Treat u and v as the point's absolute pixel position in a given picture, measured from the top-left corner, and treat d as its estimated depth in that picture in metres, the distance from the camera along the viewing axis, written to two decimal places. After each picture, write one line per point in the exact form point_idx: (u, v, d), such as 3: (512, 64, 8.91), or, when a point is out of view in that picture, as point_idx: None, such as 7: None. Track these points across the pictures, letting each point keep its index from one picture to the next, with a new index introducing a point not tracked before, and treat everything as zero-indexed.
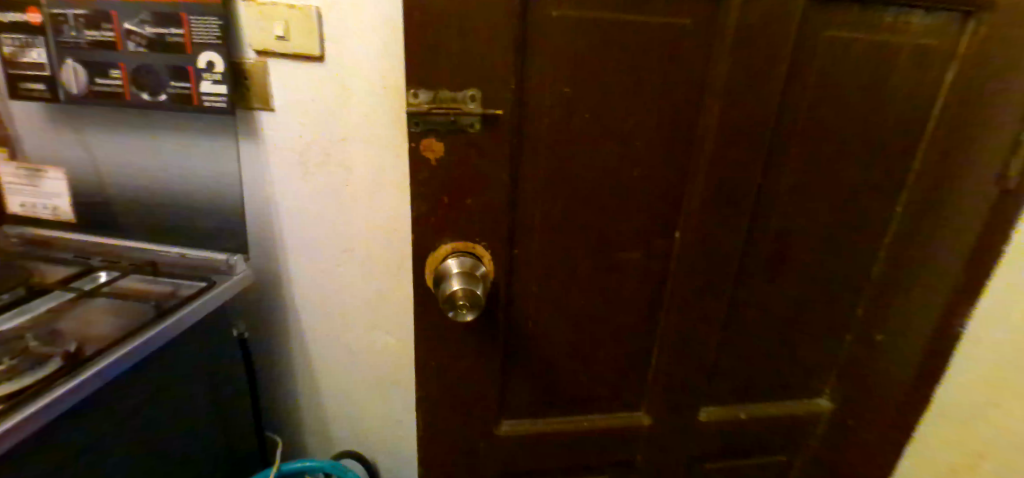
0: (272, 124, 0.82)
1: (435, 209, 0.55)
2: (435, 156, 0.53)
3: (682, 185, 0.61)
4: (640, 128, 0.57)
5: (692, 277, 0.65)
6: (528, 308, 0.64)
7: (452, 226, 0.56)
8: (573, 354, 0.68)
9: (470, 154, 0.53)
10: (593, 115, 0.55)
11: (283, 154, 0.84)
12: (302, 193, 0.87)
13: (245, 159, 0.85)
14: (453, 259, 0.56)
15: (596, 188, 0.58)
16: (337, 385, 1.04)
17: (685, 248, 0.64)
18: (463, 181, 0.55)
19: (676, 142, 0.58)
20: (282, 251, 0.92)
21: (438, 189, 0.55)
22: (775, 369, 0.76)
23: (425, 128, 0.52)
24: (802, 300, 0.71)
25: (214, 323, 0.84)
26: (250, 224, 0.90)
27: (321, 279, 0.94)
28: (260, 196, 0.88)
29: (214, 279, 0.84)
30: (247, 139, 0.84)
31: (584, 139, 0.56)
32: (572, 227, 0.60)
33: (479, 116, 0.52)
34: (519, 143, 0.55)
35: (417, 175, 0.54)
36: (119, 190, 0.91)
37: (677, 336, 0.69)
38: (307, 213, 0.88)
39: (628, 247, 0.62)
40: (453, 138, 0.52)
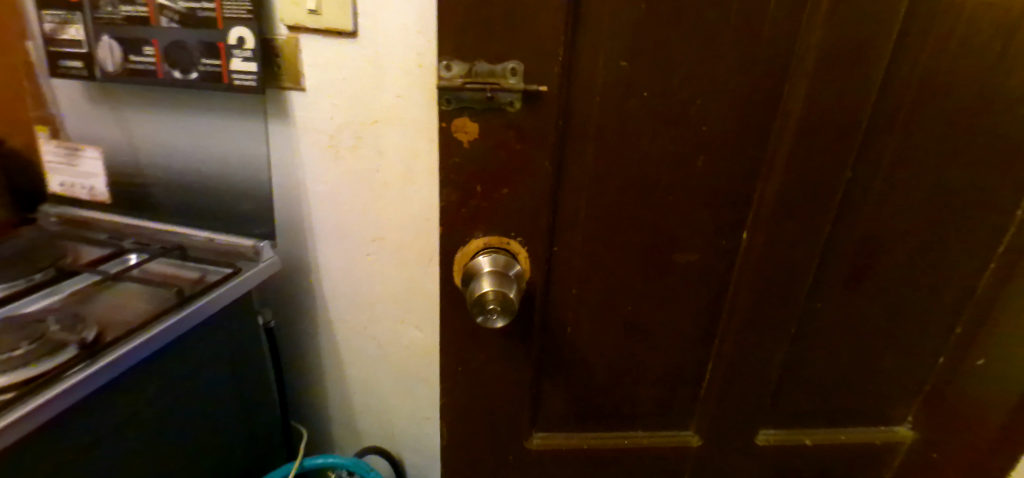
0: (303, 104, 0.78)
1: (466, 198, 0.49)
2: (469, 138, 0.47)
3: (754, 178, 0.52)
4: (709, 111, 0.49)
5: (758, 283, 0.57)
6: (568, 314, 0.57)
7: (486, 218, 0.50)
8: (616, 365, 0.61)
9: (510, 137, 0.47)
10: (653, 95, 0.48)
11: (313, 136, 0.80)
12: (333, 179, 0.83)
13: (276, 141, 0.81)
14: (484, 256, 0.50)
15: (653, 180, 0.51)
16: (365, 377, 1.00)
17: (752, 251, 0.55)
18: (499, 168, 0.48)
19: (749, 128, 0.50)
20: (312, 238, 0.88)
21: (471, 177, 0.48)
22: (849, 391, 0.66)
23: (457, 107, 0.45)
24: (886, 315, 0.61)
25: (238, 311, 0.81)
26: (280, 210, 0.87)
27: (350, 269, 0.90)
28: (291, 181, 0.84)
29: (240, 266, 0.81)
30: (278, 120, 0.80)
31: (642, 122, 0.48)
32: (622, 224, 0.53)
33: (520, 93, 0.45)
34: (566, 125, 0.48)
35: (449, 160, 0.48)
36: (152, 171, 0.90)
37: (736, 349, 0.61)
38: (337, 200, 0.84)
39: (686, 249, 0.55)
40: (491, 119, 0.46)
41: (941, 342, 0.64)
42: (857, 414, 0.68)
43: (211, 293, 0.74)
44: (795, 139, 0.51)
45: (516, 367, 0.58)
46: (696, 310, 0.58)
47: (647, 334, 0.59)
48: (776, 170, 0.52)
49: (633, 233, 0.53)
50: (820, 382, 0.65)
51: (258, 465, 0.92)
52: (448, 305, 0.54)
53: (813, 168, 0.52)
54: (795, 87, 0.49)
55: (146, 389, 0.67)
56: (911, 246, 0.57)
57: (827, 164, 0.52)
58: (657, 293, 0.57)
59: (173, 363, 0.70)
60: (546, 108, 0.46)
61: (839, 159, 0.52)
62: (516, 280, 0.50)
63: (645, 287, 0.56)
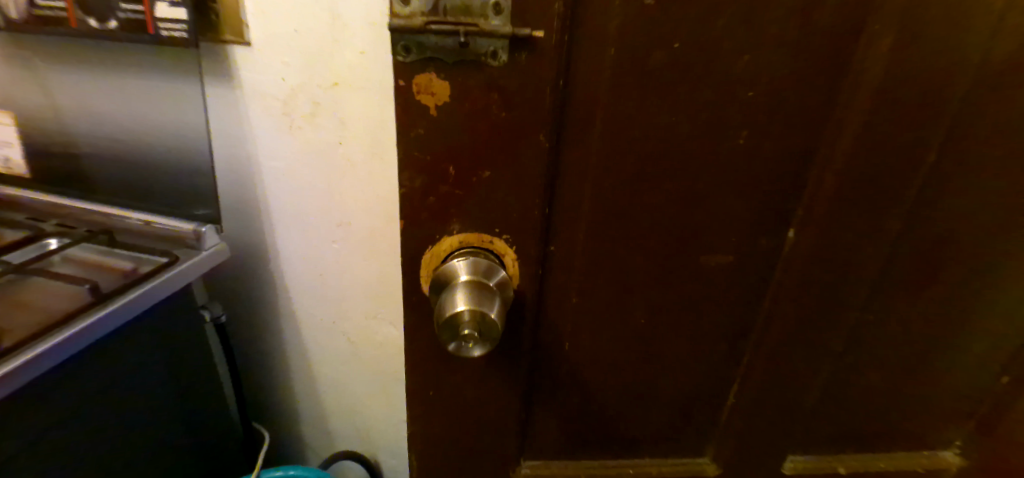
0: (250, 62, 0.65)
1: (433, 184, 0.37)
2: (437, 102, 0.34)
3: (807, 162, 0.40)
4: (761, 70, 0.36)
5: (800, 291, 0.46)
6: (565, 327, 0.46)
7: (460, 211, 0.38)
8: (623, 387, 0.50)
9: (492, 104, 0.34)
10: (687, 48, 0.35)
11: (263, 102, 0.67)
12: (288, 153, 0.70)
13: (219, 107, 0.68)
14: (459, 261, 0.38)
15: (680, 163, 0.39)
16: (335, 376, 0.89)
17: (798, 252, 0.44)
18: (477, 145, 0.36)
19: (811, 95, 0.37)
20: (268, 221, 0.76)
21: (440, 157, 0.36)
22: (893, 412, 0.56)
23: (419, 58, 0.32)
24: (949, 328, 0.51)
25: (175, 309, 0.70)
26: (230, 188, 0.74)
27: (314, 258, 0.78)
28: (240, 154, 0.71)
29: (178, 255, 0.69)
30: (220, 82, 0.67)
31: (671, 84, 0.36)
32: (637, 218, 0.41)
33: (507, 39, 0.32)
34: (568, 87, 0.35)
35: (409, 133, 0.35)
36: (80, 141, 0.77)
37: (767, 368, 0.50)
38: (295, 177, 0.71)
39: (715, 249, 0.43)
40: (465, 76, 0.33)
41: (1008, 359, 0.53)
42: (897, 439, 0.59)
43: (136, 290, 0.62)
44: (866, 111, 0.39)
45: (500, 391, 0.47)
46: (723, 324, 0.47)
47: (661, 351, 0.48)
48: (839, 153, 0.40)
49: (650, 229, 0.42)
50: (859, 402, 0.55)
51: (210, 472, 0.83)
52: (413, 318, 0.43)
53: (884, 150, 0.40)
54: (880, 39, 0.36)
55: (48, 408, 0.56)
56: (991, 248, 0.46)
57: (902, 146, 0.40)
58: (676, 303, 0.46)
59: (86, 374, 0.60)
60: (542, 62, 0.33)
61: (919, 138, 0.40)
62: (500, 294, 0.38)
63: (661, 295, 0.45)
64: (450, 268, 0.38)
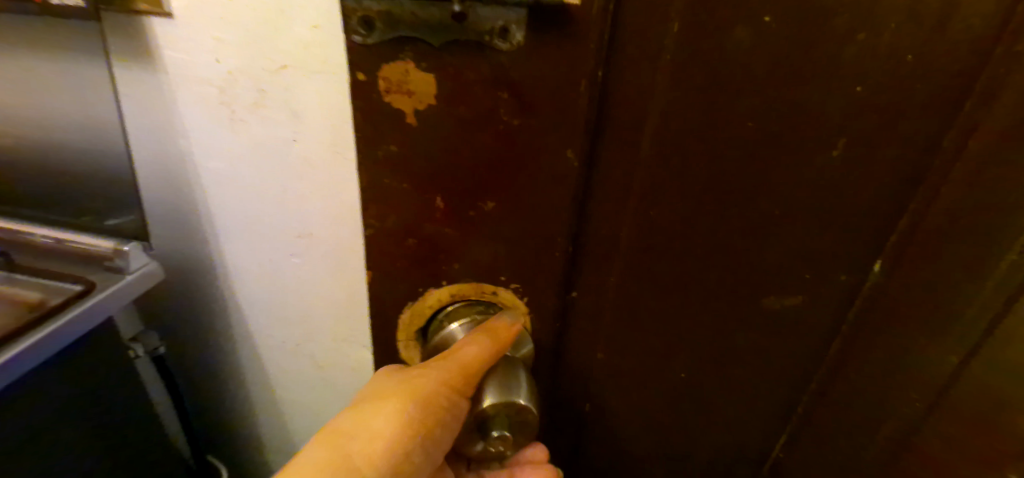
0: (173, 40, 0.50)
1: (412, 221, 0.26)
2: (415, 106, 0.22)
3: (947, 188, 0.28)
4: (886, 56, 0.25)
5: (889, 351, 0.34)
6: (582, 383, 0.37)
7: (451, 256, 0.27)
8: (650, 451, 0.41)
9: (499, 108, 0.22)
10: (781, 22, 0.24)
11: (194, 88, 0.52)
12: (230, 152, 0.55)
13: (142, 96, 0.54)
14: (458, 323, 0.30)
15: (753, 185, 0.28)
16: (302, 410, 0.76)
17: (896, 303, 0.33)
18: (477, 169, 0.24)
19: (957, 92, 0.26)
20: (215, 233, 0.62)
21: (422, 187, 0.25)
22: None
23: (386, 38, 0.20)
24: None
25: (100, 345, 0.58)
26: (167, 194, 0.60)
27: (272, 280, 0.64)
28: (174, 154, 0.57)
29: (96, 281, 0.57)
30: (138, 63, 0.52)
31: (752, 77, 0.25)
32: (689, 257, 0.31)
33: (525, 7, 0.20)
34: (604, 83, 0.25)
35: (376, 152, 0.24)
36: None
37: (837, 438, 0.40)
38: (241, 182, 0.57)
39: (790, 296, 0.33)
40: (459, 68, 0.21)
41: None
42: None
43: (42, 330, 0.51)
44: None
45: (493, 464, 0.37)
46: (787, 382, 0.37)
47: (704, 414, 0.38)
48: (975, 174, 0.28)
49: (703, 270, 0.31)
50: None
51: None
52: None
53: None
54: None
55: None
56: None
57: None
58: (731, 359, 0.35)
59: None
60: (577, 45, 0.21)
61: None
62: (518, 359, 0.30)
63: (712, 349, 0.35)
64: (447, 337, 0.30)
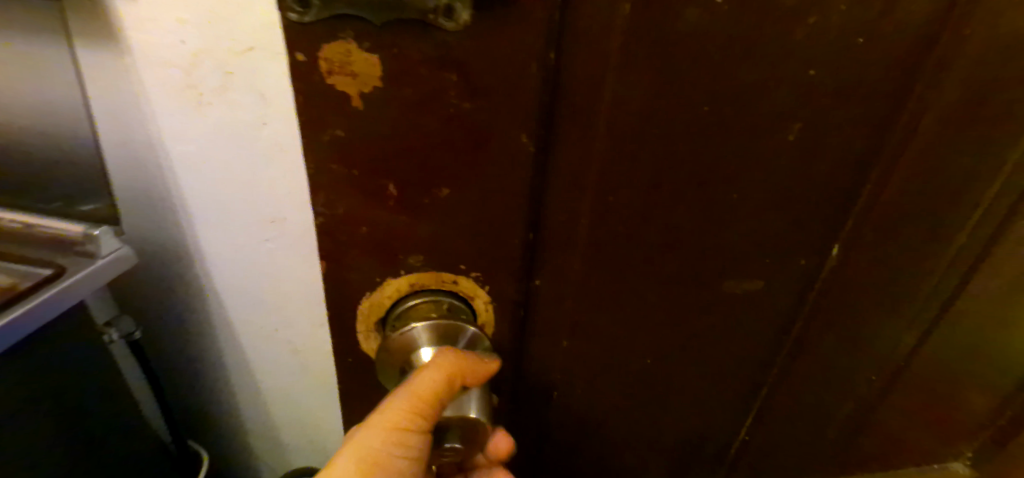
0: (137, 22, 0.49)
1: (364, 209, 0.26)
2: (360, 89, 0.22)
3: (885, 166, 0.29)
4: (841, 36, 0.25)
5: (839, 321, 0.36)
6: (545, 374, 0.36)
7: (406, 243, 0.27)
8: (616, 436, 0.41)
9: (448, 91, 0.22)
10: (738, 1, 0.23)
11: (159, 70, 0.51)
12: (199, 136, 0.54)
13: (107, 78, 0.53)
14: (421, 325, 0.29)
15: (711, 167, 0.28)
16: (282, 394, 0.76)
17: (846, 278, 0.34)
18: (428, 153, 0.24)
19: (904, 72, 0.26)
20: (187, 217, 0.61)
21: (372, 173, 0.24)
22: (922, 437, 0.48)
23: (323, 17, 0.20)
24: (998, 341, 0.43)
25: (71, 330, 0.58)
26: (137, 178, 0.60)
27: (245, 266, 0.63)
28: (142, 137, 0.56)
29: (65, 266, 0.56)
30: (101, 44, 0.51)
31: (709, 58, 0.25)
32: (649, 242, 0.31)
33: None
34: (563, 64, 0.23)
35: (322, 137, 0.23)
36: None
37: (794, 408, 0.41)
38: (211, 166, 0.56)
39: (747, 279, 0.33)
40: (403, 48, 0.21)
41: None
42: (948, 475, 0.54)
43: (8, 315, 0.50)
44: (980, 94, 0.28)
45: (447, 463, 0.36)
46: (745, 365, 0.38)
47: (667, 397, 0.39)
48: (918, 151, 0.29)
49: (664, 254, 0.31)
50: (899, 439, 0.46)
51: None
52: (354, 369, 0.33)
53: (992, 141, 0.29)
54: None
55: None
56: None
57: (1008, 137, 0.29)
58: (691, 342, 0.36)
59: None
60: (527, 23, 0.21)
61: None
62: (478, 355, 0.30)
63: (674, 332, 0.35)
64: (408, 339, 0.29)
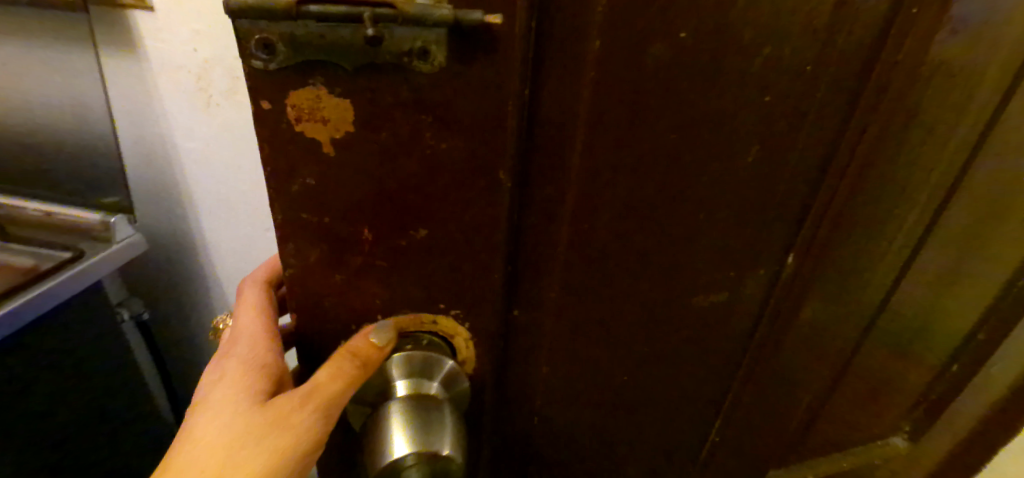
0: (154, 30, 0.52)
1: (337, 251, 0.28)
2: (331, 134, 0.24)
3: (829, 182, 0.32)
4: (784, 72, 0.28)
5: (792, 323, 0.39)
6: (518, 391, 0.38)
7: (375, 284, 0.30)
8: (588, 448, 0.43)
9: (423, 132, 0.24)
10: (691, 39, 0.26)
11: (172, 78, 0.54)
12: (208, 138, 0.58)
13: (122, 84, 0.57)
14: (399, 357, 0.32)
15: (678, 186, 0.31)
16: None
17: (795, 285, 0.37)
18: (400, 189, 0.26)
19: (838, 100, 0.29)
20: (194, 213, 0.65)
21: (345, 217, 0.27)
22: (863, 417, 0.53)
23: (288, 62, 0.22)
24: (922, 330, 0.48)
25: (79, 315, 0.61)
26: (149, 176, 0.63)
27: (247, 258, 0.67)
28: (155, 138, 0.60)
29: (83, 250, 0.60)
30: (117, 52, 0.55)
31: (669, 90, 0.27)
32: (624, 259, 0.33)
33: (441, 28, 0.21)
34: (532, 98, 0.26)
35: (298, 177, 0.26)
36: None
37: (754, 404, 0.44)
38: (218, 167, 0.59)
39: (705, 295, 0.35)
40: (376, 91, 0.23)
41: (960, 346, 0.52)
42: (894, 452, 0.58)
43: (33, 290, 0.54)
44: (896, 115, 0.32)
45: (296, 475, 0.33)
46: (706, 373, 0.40)
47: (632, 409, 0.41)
48: (855, 172, 0.33)
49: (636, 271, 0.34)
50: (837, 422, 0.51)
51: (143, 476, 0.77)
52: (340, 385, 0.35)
53: (902, 153, 0.34)
54: (924, 23, 0.28)
55: None
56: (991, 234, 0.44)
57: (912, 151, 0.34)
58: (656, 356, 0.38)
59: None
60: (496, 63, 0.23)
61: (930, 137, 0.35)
62: (450, 397, 0.32)
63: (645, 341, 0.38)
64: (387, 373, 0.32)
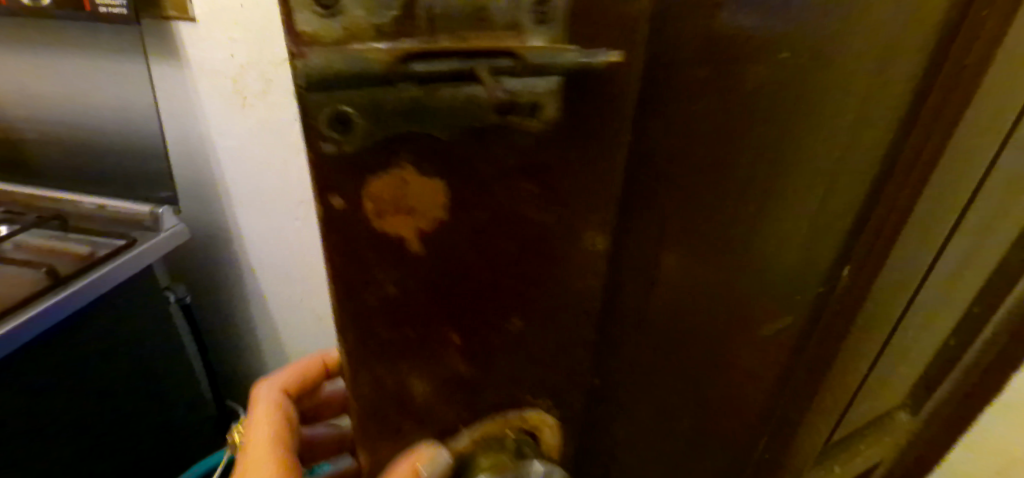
0: (197, 39, 0.55)
1: (406, 361, 0.22)
2: (419, 225, 0.19)
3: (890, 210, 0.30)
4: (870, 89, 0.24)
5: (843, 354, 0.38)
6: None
7: (452, 407, 0.23)
8: None
9: (527, 209, 0.19)
10: (803, 65, 0.22)
11: (211, 80, 0.57)
12: (245, 139, 0.60)
13: (165, 87, 0.60)
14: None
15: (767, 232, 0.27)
16: None
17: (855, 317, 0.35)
18: (502, 281, 0.21)
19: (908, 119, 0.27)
20: (231, 208, 0.68)
21: (433, 323, 0.21)
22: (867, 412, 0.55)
23: (374, 140, 0.16)
24: (922, 329, 0.49)
25: None
26: (189, 173, 0.67)
27: (279, 253, 0.69)
28: (194, 139, 0.63)
29: (136, 237, 0.64)
30: (164, 60, 0.58)
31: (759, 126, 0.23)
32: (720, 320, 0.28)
33: (561, 75, 0.17)
34: (641, 161, 0.21)
35: (364, 295, 0.20)
36: (18, 117, 0.70)
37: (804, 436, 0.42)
38: (252, 166, 0.62)
39: (770, 358, 0.32)
40: (474, 164, 0.18)
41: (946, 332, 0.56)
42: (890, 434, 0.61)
43: (91, 274, 0.58)
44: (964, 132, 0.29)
45: None
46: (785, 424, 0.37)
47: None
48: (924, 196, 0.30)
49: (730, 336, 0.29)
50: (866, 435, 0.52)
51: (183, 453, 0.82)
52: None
53: (965, 168, 0.32)
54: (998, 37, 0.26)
55: None
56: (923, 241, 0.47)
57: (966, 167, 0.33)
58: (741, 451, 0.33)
59: None
60: (613, 112, 0.19)
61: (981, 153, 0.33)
62: None
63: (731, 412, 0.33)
64: None
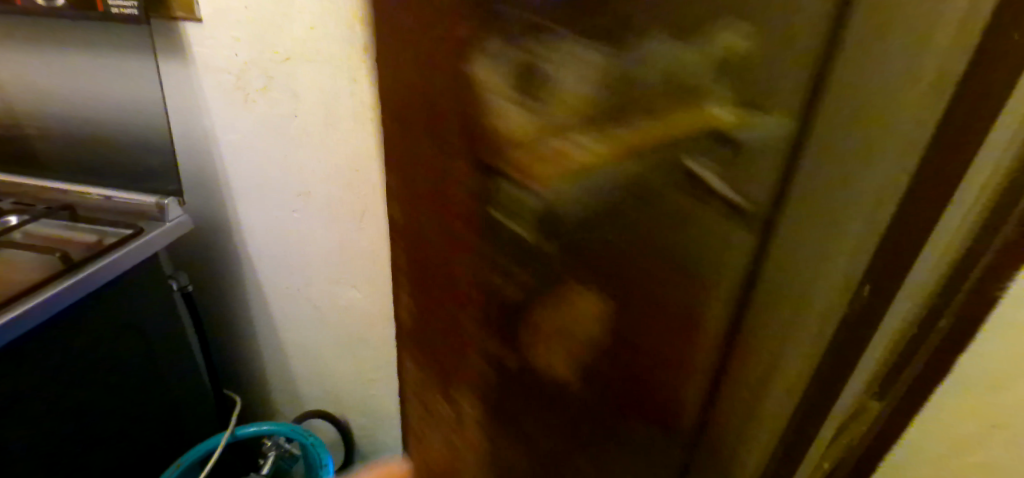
0: (202, 40, 0.67)
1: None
2: (571, 361, 0.26)
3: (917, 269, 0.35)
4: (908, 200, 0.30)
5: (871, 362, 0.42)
6: None
7: (571, 453, 0.30)
8: None
9: (640, 350, 0.27)
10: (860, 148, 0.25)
11: (216, 77, 0.69)
12: (245, 127, 0.72)
13: (173, 84, 0.71)
14: None
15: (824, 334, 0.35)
16: (301, 343, 0.91)
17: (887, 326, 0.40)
18: (622, 393, 0.29)
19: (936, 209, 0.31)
20: (230, 192, 0.78)
21: (562, 435, 0.29)
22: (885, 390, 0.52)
23: (592, 208, 0.22)
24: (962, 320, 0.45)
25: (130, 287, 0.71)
26: (191, 161, 0.77)
27: (275, 229, 0.80)
28: (199, 131, 0.74)
29: (143, 227, 0.72)
30: (171, 58, 0.69)
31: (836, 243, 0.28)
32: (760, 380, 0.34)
33: (768, 137, 0.23)
34: (738, 318, 0.30)
35: (514, 449, 0.28)
36: (39, 120, 0.80)
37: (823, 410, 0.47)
38: (251, 151, 0.73)
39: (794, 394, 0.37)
40: (630, 319, 0.26)
41: None
42: None
43: (107, 257, 0.65)
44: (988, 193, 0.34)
45: None
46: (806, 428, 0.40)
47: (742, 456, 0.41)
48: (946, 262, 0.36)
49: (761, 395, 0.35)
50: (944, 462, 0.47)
51: (185, 439, 0.86)
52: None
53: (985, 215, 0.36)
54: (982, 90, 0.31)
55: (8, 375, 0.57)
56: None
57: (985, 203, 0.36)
58: (769, 406, 0.37)
59: (46, 342, 0.60)
60: (717, 271, 0.27)
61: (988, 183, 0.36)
62: None
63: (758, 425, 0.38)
64: None
